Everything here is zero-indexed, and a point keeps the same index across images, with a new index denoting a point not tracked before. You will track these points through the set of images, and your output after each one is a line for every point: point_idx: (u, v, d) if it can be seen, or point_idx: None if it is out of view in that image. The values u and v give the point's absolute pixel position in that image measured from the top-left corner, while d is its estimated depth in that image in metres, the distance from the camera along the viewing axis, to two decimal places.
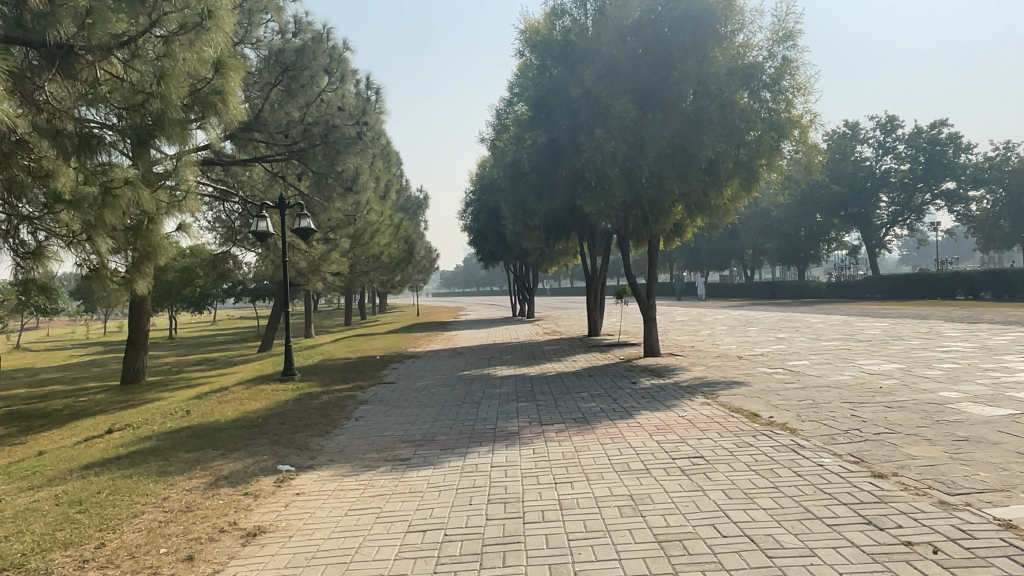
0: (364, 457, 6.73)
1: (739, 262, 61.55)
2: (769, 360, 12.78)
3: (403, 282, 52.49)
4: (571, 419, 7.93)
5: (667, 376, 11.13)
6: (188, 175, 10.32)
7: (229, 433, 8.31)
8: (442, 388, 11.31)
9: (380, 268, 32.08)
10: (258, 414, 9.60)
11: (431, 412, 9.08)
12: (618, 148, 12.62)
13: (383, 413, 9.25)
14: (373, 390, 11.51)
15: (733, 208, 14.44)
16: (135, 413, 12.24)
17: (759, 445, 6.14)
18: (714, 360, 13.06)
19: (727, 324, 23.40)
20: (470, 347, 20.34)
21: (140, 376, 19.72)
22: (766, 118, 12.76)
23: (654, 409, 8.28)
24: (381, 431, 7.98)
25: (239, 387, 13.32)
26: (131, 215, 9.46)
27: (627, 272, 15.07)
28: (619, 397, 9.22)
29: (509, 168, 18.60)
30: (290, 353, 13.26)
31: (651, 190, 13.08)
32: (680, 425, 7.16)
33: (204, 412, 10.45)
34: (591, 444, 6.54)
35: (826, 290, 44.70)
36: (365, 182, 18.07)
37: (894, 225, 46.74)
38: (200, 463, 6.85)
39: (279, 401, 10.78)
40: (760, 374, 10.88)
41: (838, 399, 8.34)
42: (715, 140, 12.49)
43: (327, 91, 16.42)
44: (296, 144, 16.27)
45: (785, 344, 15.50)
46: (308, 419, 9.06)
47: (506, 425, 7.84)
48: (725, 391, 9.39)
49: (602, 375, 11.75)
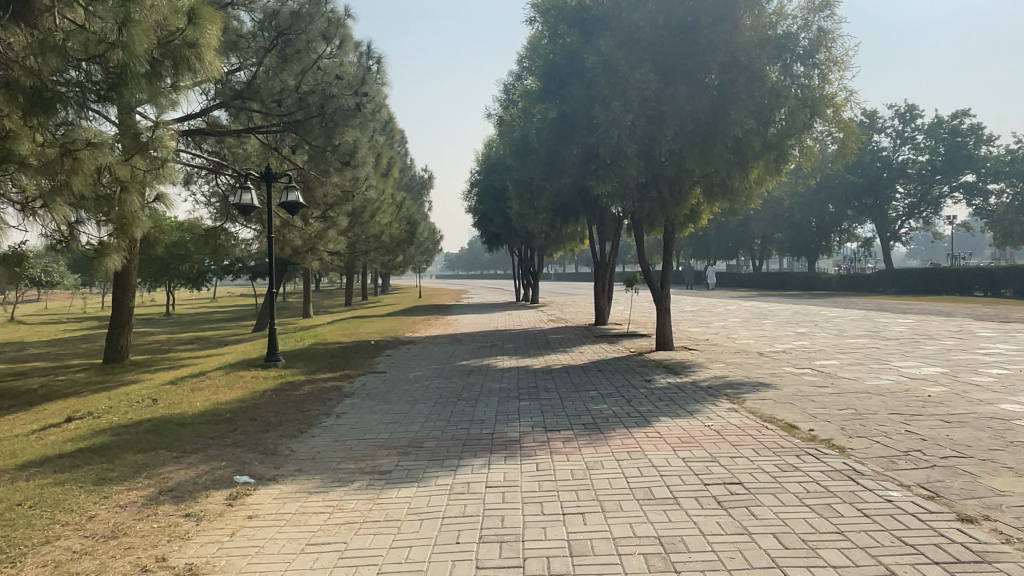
0: (337, 468, 5.72)
1: (748, 251, 60.24)
2: (795, 358, 11.76)
3: (404, 263, 51.50)
4: (580, 425, 6.90)
5: (685, 374, 10.09)
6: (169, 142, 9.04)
7: (192, 430, 7.33)
8: (436, 381, 10.28)
9: (381, 249, 31.03)
10: (229, 407, 8.60)
11: (422, 411, 8.09)
12: (636, 122, 11.43)
13: (367, 411, 8.24)
14: (361, 381, 10.54)
15: (756, 193, 13.30)
16: (104, 398, 11.25)
17: (807, 470, 5.14)
18: (734, 357, 12.04)
19: (740, 315, 22.36)
20: (470, 334, 19.36)
21: (123, 355, 18.76)
22: (798, 95, 11.63)
23: (674, 415, 7.25)
24: (362, 433, 6.99)
25: (218, 372, 12.34)
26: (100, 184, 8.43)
27: (641, 257, 13.82)
28: (633, 399, 8.20)
29: (516, 144, 17.39)
30: (274, 336, 12.24)
31: (671, 170, 11.89)
32: (708, 438, 6.14)
33: (173, 400, 9.47)
34: (605, 461, 5.54)
35: (838, 282, 43.50)
36: (366, 160, 16.81)
37: (910, 217, 45.41)
38: (148, 470, 5.88)
39: (256, 391, 9.77)
40: (787, 375, 9.84)
41: (884, 410, 7.32)
42: (744, 116, 11.32)
43: (326, 58, 15.15)
44: (291, 115, 15.30)
45: (807, 340, 14.47)
46: (283, 415, 8.07)
47: (506, 430, 6.83)
48: (752, 394, 8.35)
49: (611, 370, 10.75)
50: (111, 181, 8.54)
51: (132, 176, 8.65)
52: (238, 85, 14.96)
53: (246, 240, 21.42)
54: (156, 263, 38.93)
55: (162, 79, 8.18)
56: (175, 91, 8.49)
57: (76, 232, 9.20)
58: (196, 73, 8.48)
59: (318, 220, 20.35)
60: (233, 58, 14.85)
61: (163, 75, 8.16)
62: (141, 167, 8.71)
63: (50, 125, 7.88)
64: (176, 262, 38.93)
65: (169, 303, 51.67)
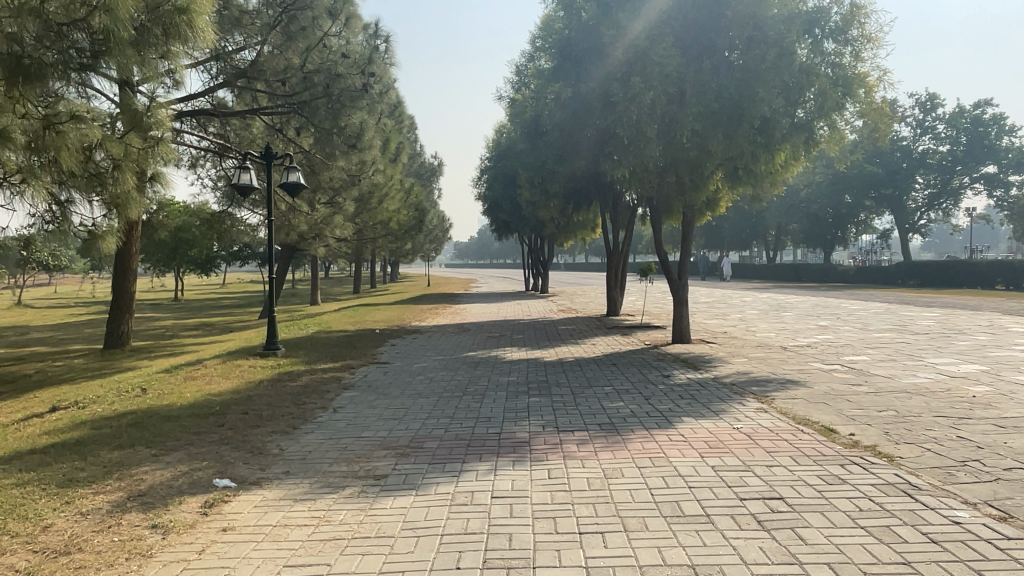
0: (328, 471, 5.17)
1: (762, 242, 59.36)
2: (821, 353, 11.13)
3: (413, 251, 51.02)
4: (596, 426, 6.32)
5: (706, 369, 9.48)
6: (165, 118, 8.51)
7: (177, 425, 6.80)
8: (441, 374, 9.72)
9: (390, 237, 30.47)
10: (221, 399, 8.07)
11: (425, 406, 7.54)
12: (657, 100, 10.77)
13: (367, 405, 7.70)
14: (362, 373, 10.00)
15: (780, 178, 12.62)
16: (95, 387, 10.76)
17: (856, 485, 4.55)
18: (755, 351, 11.44)
19: (757, 307, 21.68)
20: (480, 323, 18.81)
21: (124, 340, 18.31)
22: (830, 73, 10.92)
23: (698, 415, 6.65)
24: (359, 431, 6.44)
25: (216, 360, 11.85)
26: (90, 161, 7.94)
27: (658, 246, 13.17)
28: (652, 396, 7.60)
29: (530, 127, 16.80)
30: (274, 324, 11.72)
31: (693, 152, 11.21)
32: (739, 444, 5.55)
33: (163, 390, 8.96)
34: (626, 468, 4.96)
35: (854, 274, 42.58)
36: (372, 142, 16.23)
37: (929, 209, 44.31)
38: (122, 469, 5.34)
39: (252, 382, 9.25)
40: (816, 372, 9.21)
41: (928, 412, 6.70)
42: (772, 94, 10.65)
43: (331, 36, 14.53)
44: (296, 95, 14.70)
45: (831, 333, 13.83)
46: (277, 408, 7.54)
47: (514, 431, 6.25)
48: (781, 393, 7.75)
49: (628, 365, 10.15)
50: (103, 155, 7.99)
51: (123, 154, 8.09)
52: (243, 64, 14.32)
53: (253, 225, 20.95)
54: (163, 247, 38.58)
55: (151, 47, 7.58)
56: (166, 62, 7.88)
57: (67, 212, 8.65)
58: (190, 43, 7.92)
59: (325, 205, 19.80)
60: (236, 36, 13.97)
61: (152, 44, 7.60)
62: (135, 144, 8.17)
63: (35, 100, 7.29)
64: (184, 247, 38.60)
65: (176, 288, 51.47)
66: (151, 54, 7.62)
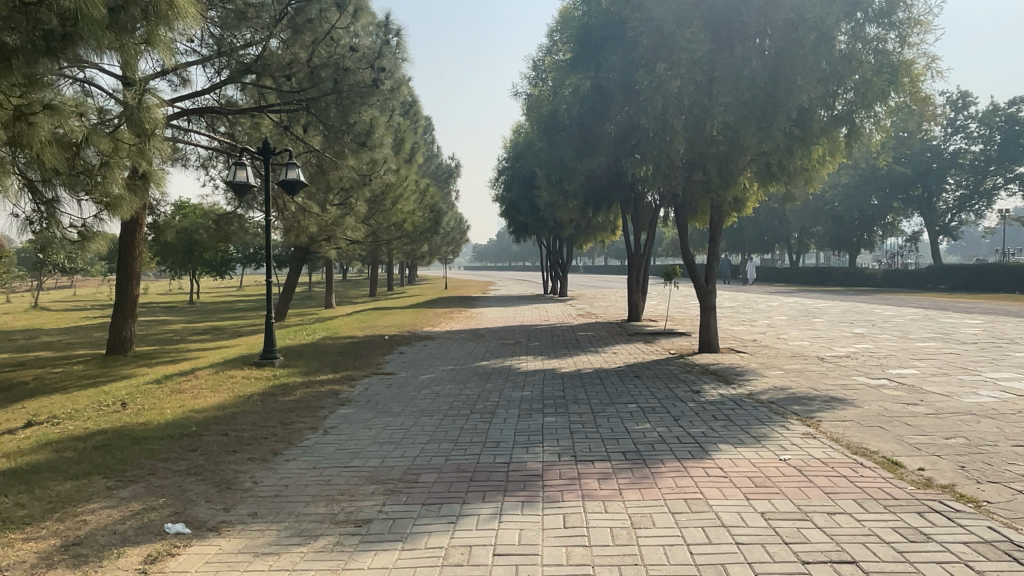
0: (301, 515, 4.36)
1: (786, 244, 57.95)
2: (863, 365, 10.19)
3: (430, 253, 50.45)
4: (619, 455, 5.47)
5: (739, 384, 8.58)
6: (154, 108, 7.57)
7: (146, 450, 6.04)
8: (449, 387, 8.94)
9: (405, 239, 29.73)
10: (203, 417, 7.32)
11: (427, 427, 6.73)
12: (683, 88, 9.88)
13: (362, 425, 6.91)
14: (364, 385, 9.23)
15: (818, 174, 11.63)
16: (81, 397, 10.09)
17: (946, 544, 3.67)
18: (790, 362, 10.53)
19: (786, 313, 20.63)
20: (494, 329, 18.02)
21: (126, 346, 17.76)
22: (874, 60, 9.93)
23: (736, 442, 5.79)
24: (345, 459, 5.64)
25: (211, 369, 11.15)
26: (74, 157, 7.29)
27: (683, 249, 12.21)
28: (681, 417, 6.75)
29: (547, 123, 15.92)
30: (272, 331, 10.98)
31: (724, 146, 10.27)
32: (790, 482, 4.69)
33: (147, 404, 8.25)
34: (656, 515, 4.11)
35: (883, 278, 41.10)
36: (384, 141, 15.51)
37: (961, 211, 42.45)
38: (65, 507, 4.57)
39: (242, 395, 8.51)
40: (862, 389, 8.26)
41: (1005, 441, 5.79)
42: (811, 84, 9.72)
43: (339, 27, 13.62)
44: (303, 92, 13.94)
45: (871, 342, 12.83)
46: (263, 429, 6.78)
47: (524, 460, 5.41)
48: (828, 415, 6.83)
49: (652, 378, 9.27)
50: (92, 152, 7.44)
51: (111, 151, 7.52)
52: (250, 60, 13.40)
53: (262, 227, 20.31)
54: (178, 250, 38.27)
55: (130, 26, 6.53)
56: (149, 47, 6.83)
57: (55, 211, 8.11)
58: (176, 27, 6.87)
59: (337, 206, 18.91)
60: (243, 32, 13.27)
61: (130, 27, 6.56)
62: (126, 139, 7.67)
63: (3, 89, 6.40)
64: (197, 249, 38.29)
65: (193, 289, 51.38)
66: (130, 39, 6.59)
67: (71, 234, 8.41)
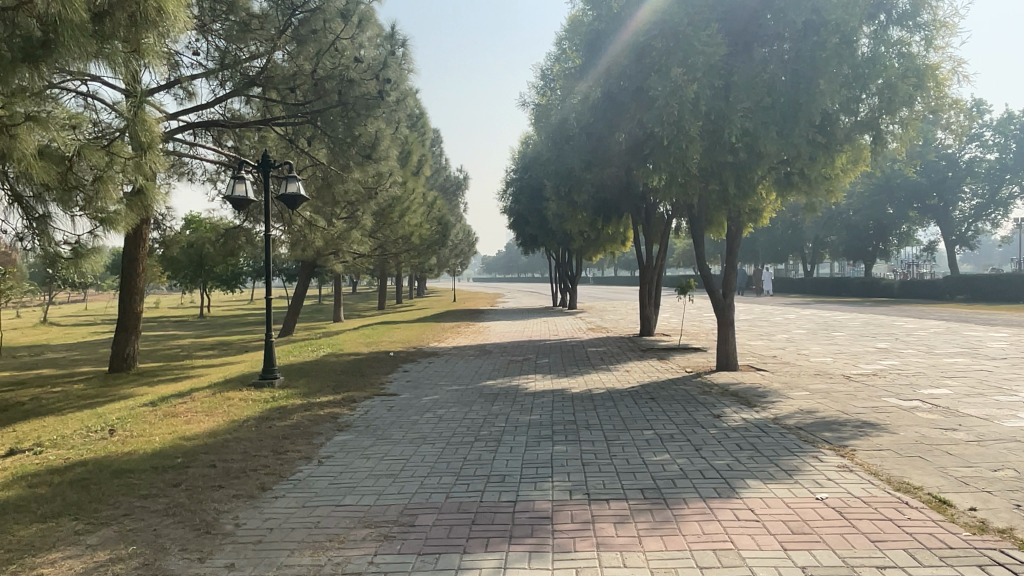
0: (283, 567, 3.90)
1: (799, 255, 57.28)
2: (892, 384, 9.66)
3: (438, 266, 50.17)
4: (637, 493, 4.99)
5: (761, 407, 8.08)
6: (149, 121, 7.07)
7: (125, 486, 5.61)
8: (455, 410, 8.49)
9: (413, 252, 29.34)
10: (193, 445, 6.89)
11: (428, 457, 6.26)
12: (700, 93, 9.45)
13: (360, 455, 6.46)
14: (365, 408, 8.80)
15: (839, 183, 11.11)
16: (73, 421, 9.69)
17: None
18: (813, 381, 10.02)
19: (803, 326, 20.08)
20: (502, 344, 17.57)
21: (128, 364, 17.36)
22: (899, 64, 9.45)
23: (765, 477, 5.30)
24: (338, 497, 5.18)
25: (209, 390, 10.74)
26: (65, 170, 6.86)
27: (699, 261, 11.68)
28: (703, 446, 6.27)
29: (556, 133, 15.54)
30: (272, 350, 10.58)
31: (742, 153, 9.75)
32: (830, 528, 4.20)
33: (137, 431, 7.84)
34: (682, 571, 3.62)
35: (899, 288, 40.42)
36: (390, 154, 14.80)
37: (977, 220, 41.64)
38: (25, 557, 4.13)
39: (237, 420, 8.08)
40: (894, 411, 7.74)
41: None
42: (834, 88, 9.22)
43: (344, 38, 13.04)
44: (309, 105, 13.48)
45: (896, 358, 12.28)
46: (254, 459, 6.34)
47: (532, 499, 4.93)
48: (861, 444, 6.34)
49: (668, 400, 8.77)
50: (85, 166, 7.06)
51: (106, 164, 7.15)
52: (254, 72, 13.38)
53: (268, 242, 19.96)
54: (186, 264, 38.09)
55: (118, 34, 6.00)
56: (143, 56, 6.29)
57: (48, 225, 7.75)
58: (166, 33, 6.29)
59: (343, 219, 18.31)
60: (250, 45, 13.05)
61: (116, 35, 6.00)
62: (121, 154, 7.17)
63: None
64: (205, 263, 38.13)
65: (202, 304, 51.28)
66: (116, 48, 6.01)
67: (64, 250, 8.08)
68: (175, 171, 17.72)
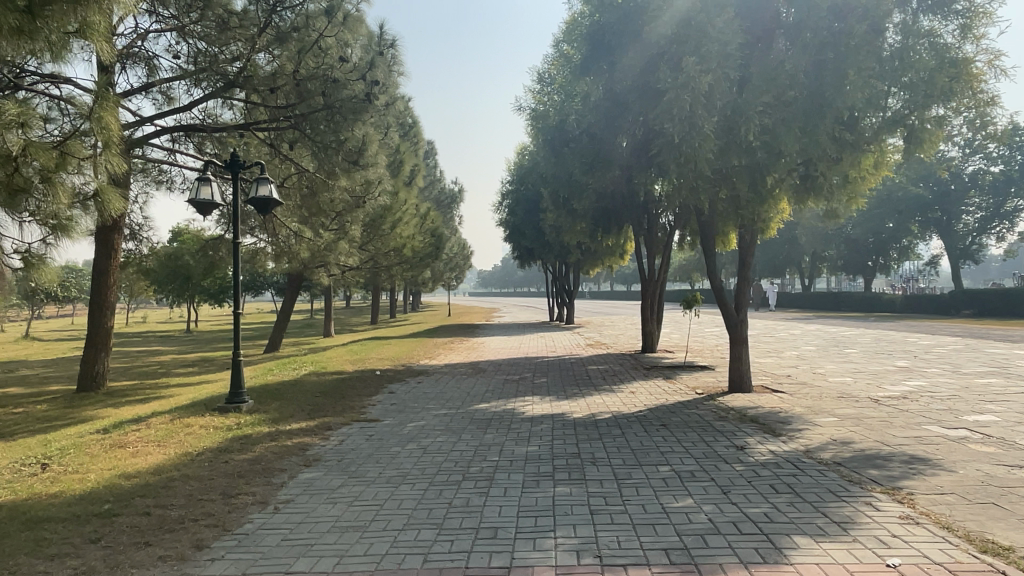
0: None
1: (798, 269, 56.36)
2: (928, 409, 8.71)
3: (432, 279, 49.22)
4: (662, 557, 3.98)
5: (789, 437, 7.12)
6: (105, 112, 6.16)
7: (32, 540, 4.54)
8: (441, 439, 7.49)
9: (405, 265, 28.37)
10: (131, 486, 5.85)
11: (405, 503, 5.24)
12: (714, 86, 8.54)
13: (325, 499, 5.44)
14: (339, 437, 7.78)
15: (862, 190, 10.17)
16: (14, 450, 8.62)
17: None
18: (839, 405, 9.07)
19: (814, 342, 19.09)
20: (497, 362, 16.56)
21: (97, 382, 16.20)
22: (933, 56, 8.55)
23: (815, 532, 4.32)
24: (288, 560, 4.16)
25: (172, 414, 9.70)
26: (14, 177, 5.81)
27: (711, 274, 10.68)
28: (731, 489, 5.27)
29: (555, 139, 14.62)
30: (240, 369, 9.56)
31: (760, 153, 8.80)
32: None
33: (73, 465, 6.79)
34: None
35: (902, 303, 39.46)
36: (380, 160, 13.46)
37: (982, 233, 40.58)
38: None
39: (191, 453, 7.06)
40: (943, 443, 6.77)
41: None
42: (862, 82, 8.31)
43: (328, 35, 12.02)
44: (292, 108, 12.40)
45: (924, 379, 11.32)
46: (198, 506, 5.28)
47: (530, 565, 3.92)
48: (917, 486, 5.35)
49: (681, 427, 7.78)
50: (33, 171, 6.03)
51: (55, 164, 6.03)
52: (234, 73, 11.91)
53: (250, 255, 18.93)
54: (173, 278, 37.05)
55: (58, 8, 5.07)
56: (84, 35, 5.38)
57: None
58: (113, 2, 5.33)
59: (332, 229, 17.35)
60: (231, 45, 11.82)
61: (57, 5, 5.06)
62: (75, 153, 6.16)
63: None
64: (195, 277, 37.17)
65: (195, 318, 50.39)
66: (57, 20, 5.10)
67: (12, 259, 6.85)
68: (153, 179, 16.71)
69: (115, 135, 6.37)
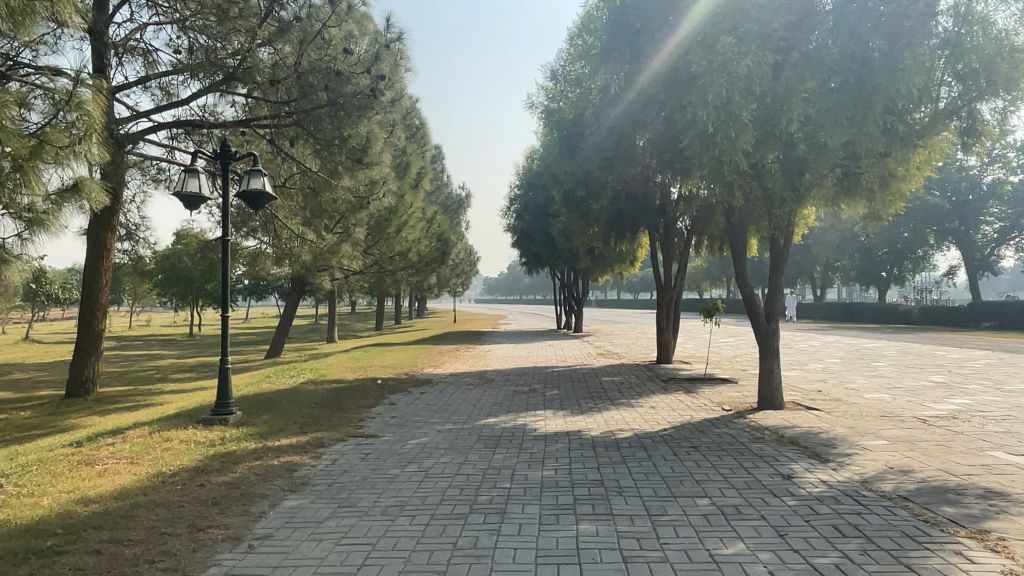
0: None
1: (810, 279, 55.41)
2: (985, 430, 7.86)
3: (438, 285, 48.45)
4: None
5: (839, 464, 6.29)
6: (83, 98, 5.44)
7: None
8: (445, 460, 6.68)
9: (411, 270, 27.65)
10: (88, 513, 5.06)
11: (400, 542, 4.43)
12: (753, 70, 7.77)
13: (307, 535, 4.64)
14: (332, 456, 6.97)
15: (906, 190, 9.35)
16: None
17: None
18: (883, 425, 8.23)
19: (837, 355, 18.21)
20: (505, 371, 15.74)
21: (86, 389, 15.46)
22: (992, 42, 7.74)
23: None
24: None
25: (154, 425, 8.91)
26: None
27: (740, 281, 9.83)
28: (787, 531, 4.45)
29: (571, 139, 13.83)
30: (228, 377, 8.78)
31: (801, 146, 8.03)
32: None
33: (29, 485, 6.01)
34: None
35: (920, 315, 38.45)
36: (384, 158, 12.71)
37: (1000, 244, 39.76)
38: None
39: (165, 473, 6.28)
40: (1017, 473, 5.92)
41: None
42: (916, 67, 7.51)
43: (332, 26, 11.20)
44: (292, 103, 11.58)
45: (969, 396, 10.44)
46: (159, 542, 4.49)
47: None
48: (1007, 529, 4.51)
49: (714, 450, 6.94)
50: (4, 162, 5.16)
51: (29, 151, 5.10)
52: (233, 66, 10.81)
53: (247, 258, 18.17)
54: (176, 281, 36.44)
55: None
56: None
57: None
58: None
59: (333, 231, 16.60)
60: (232, 39, 10.91)
61: None
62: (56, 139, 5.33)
63: None
64: (199, 282, 36.54)
65: (198, 322, 49.81)
66: None
67: None
68: (150, 177, 16.02)
69: (95, 120, 5.58)
